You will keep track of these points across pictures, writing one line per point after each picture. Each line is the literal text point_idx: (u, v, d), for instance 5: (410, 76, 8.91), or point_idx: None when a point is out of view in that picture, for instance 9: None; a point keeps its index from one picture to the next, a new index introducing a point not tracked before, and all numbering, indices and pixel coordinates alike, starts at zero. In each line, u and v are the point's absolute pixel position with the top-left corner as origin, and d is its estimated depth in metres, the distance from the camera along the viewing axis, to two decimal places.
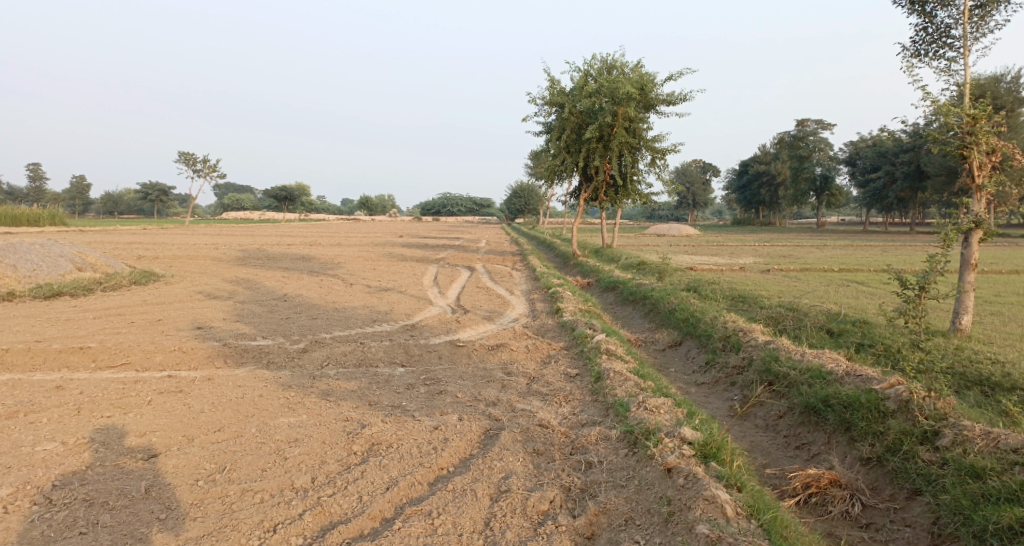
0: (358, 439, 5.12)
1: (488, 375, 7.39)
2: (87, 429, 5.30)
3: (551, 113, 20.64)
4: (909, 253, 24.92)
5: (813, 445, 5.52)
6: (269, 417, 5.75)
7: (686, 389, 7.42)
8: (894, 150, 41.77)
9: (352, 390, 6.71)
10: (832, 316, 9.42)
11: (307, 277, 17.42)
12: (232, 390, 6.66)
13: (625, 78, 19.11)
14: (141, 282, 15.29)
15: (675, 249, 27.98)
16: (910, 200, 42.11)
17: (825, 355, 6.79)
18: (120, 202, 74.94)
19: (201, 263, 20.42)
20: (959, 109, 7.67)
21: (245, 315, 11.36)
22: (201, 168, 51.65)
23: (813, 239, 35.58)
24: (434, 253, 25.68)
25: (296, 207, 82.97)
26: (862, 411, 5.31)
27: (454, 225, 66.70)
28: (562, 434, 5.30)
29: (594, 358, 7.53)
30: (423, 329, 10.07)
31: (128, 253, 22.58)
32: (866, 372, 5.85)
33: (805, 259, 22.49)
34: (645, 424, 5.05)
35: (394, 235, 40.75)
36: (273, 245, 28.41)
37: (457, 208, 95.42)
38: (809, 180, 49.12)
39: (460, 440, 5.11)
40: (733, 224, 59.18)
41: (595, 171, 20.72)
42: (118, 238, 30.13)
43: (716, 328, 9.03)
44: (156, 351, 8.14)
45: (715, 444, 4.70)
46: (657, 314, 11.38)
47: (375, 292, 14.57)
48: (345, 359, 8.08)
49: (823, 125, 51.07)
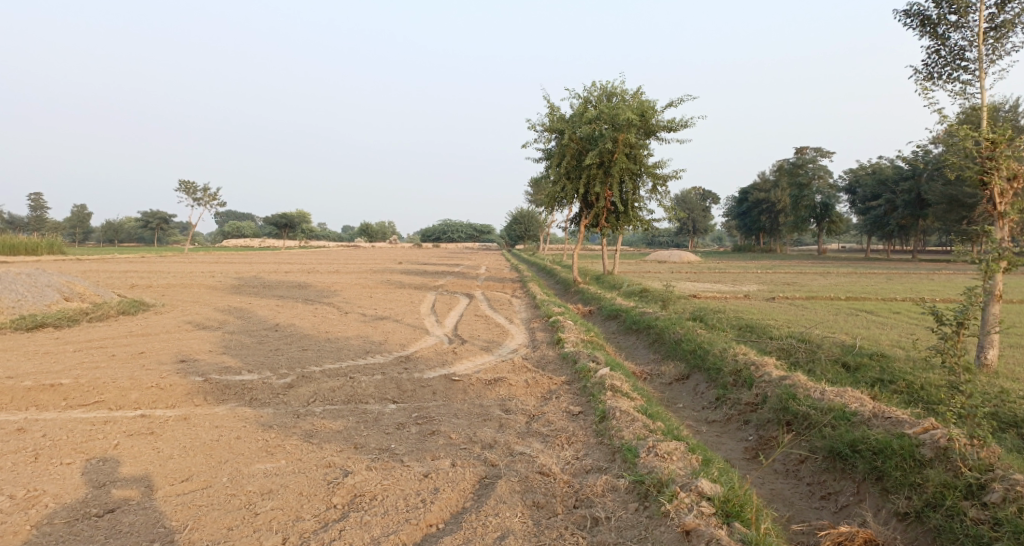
0: (340, 490, 4.64)
1: (484, 413, 6.90)
2: (42, 478, 4.83)
3: (551, 139, 20.40)
4: (914, 281, 24.48)
5: (841, 495, 5.06)
6: (244, 463, 5.27)
7: (696, 428, 6.96)
8: (893, 177, 41.66)
9: (337, 430, 6.23)
10: (847, 348, 9.00)
11: (301, 305, 16.95)
12: (207, 432, 6.19)
13: (625, 105, 18.90)
14: (129, 312, 14.83)
15: (677, 276, 27.51)
16: (912, 228, 41.83)
17: (846, 392, 6.36)
18: (120, 230, 74.76)
19: (194, 292, 19.96)
20: (977, 132, 7.31)
21: (232, 347, 10.86)
22: (201, 195, 51.47)
23: (816, 266, 35.26)
24: (432, 280, 25.23)
25: (296, 233, 82.82)
26: (896, 458, 4.87)
27: (454, 252, 66.39)
28: (564, 483, 4.81)
29: (598, 394, 7.05)
30: (417, 361, 9.58)
31: (120, 281, 22.15)
32: (895, 414, 5.43)
33: (809, 286, 22.09)
34: (658, 473, 4.56)
35: (393, 262, 40.40)
36: (270, 273, 28.02)
37: (458, 236, 95.13)
38: (809, 207, 48.90)
39: (452, 491, 4.63)
40: (734, 251, 58.90)
41: (596, 198, 20.40)
42: (113, 266, 29.70)
43: (726, 361, 8.58)
44: (133, 388, 7.67)
45: (739, 501, 4.23)
46: (662, 344, 10.91)
47: (370, 321, 14.09)
48: (333, 395, 7.59)
49: (822, 153, 51.11)
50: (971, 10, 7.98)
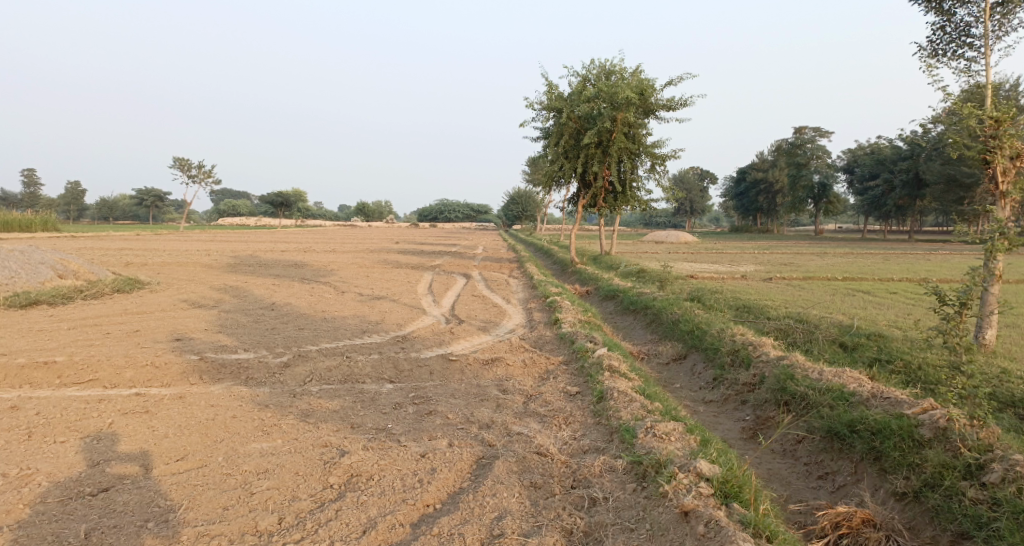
0: (336, 470, 4.61)
1: (481, 394, 6.87)
2: (35, 457, 4.80)
3: (549, 118, 20.20)
4: (911, 262, 24.48)
5: (838, 475, 5.06)
6: (239, 442, 5.24)
7: (693, 408, 6.95)
8: (892, 157, 41.48)
9: (334, 410, 6.20)
10: (845, 329, 8.98)
11: (298, 284, 16.87)
12: (202, 411, 6.15)
13: (624, 83, 18.69)
14: (124, 290, 14.74)
15: (674, 256, 27.45)
16: (909, 208, 41.79)
17: (844, 373, 6.34)
18: (116, 207, 74.30)
19: (190, 270, 19.85)
20: (981, 111, 7.20)
21: (228, 326, 10.80)
22: (196, 173, 51.07)
23: (813, 246, 35.23)
24: (429, 260, 25.13)
25: (292, 212, 82.42)
26: (894, 438, 4.85)
27: (451, 231, 66.20)
28: (562, 463, 4.78)
29: (596, 375, 7.02)
30: (414, 341, 9.54)
31: (115, 260, 22.00)
32: (894, 394, 5.41)
33: (806, 267, 22.07)
34: (655, 454, 4.54)
35: (390, 242, 40.26)
36: (266, 252, 27.87)
37: (455, 216, 94.83)
38: (807, 188, 48.78)
39: (449, 472, 4.61)
40: (731, 231, 58.85)
41: (594, 177, 20.26)
42: (108, 244, 29.52)
43: (723, 341, 8.55)
44: (128, 366, 7.61)
45: (737, 481, 4.22)
46: (660, 325, 10.88)
47: (367, 301, 14.03)
48: (330, 374, 7.55)
49: (821, 133, 50.84)
50: None
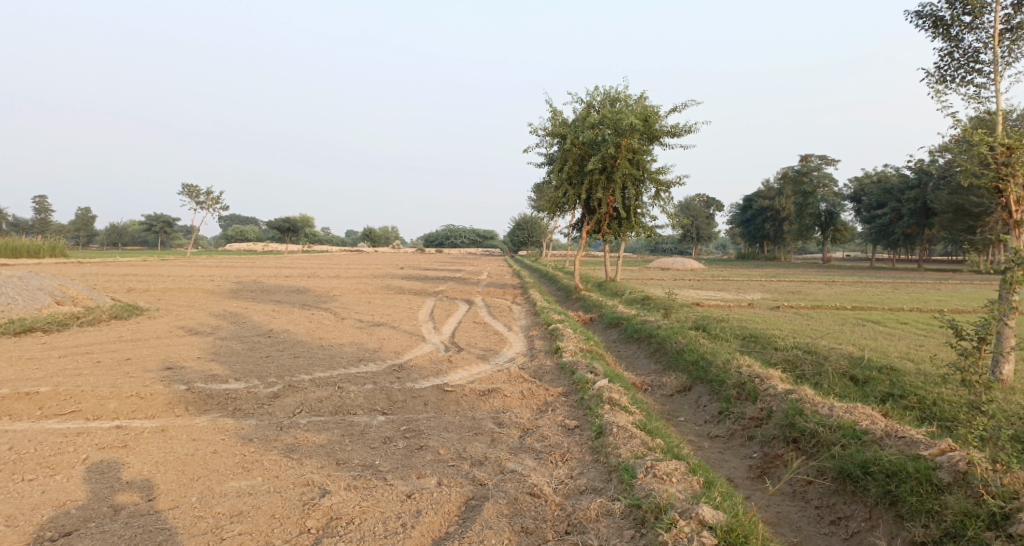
0: (315, 512, 4.37)
1: (476, 426, 6.59)
2: (0, 499, 4.60)
3: (553, 145, 20.13)
4: (921, 291, 24.08)
5: (851, 521, 4.76)
6: (216, 481, 5.01)
7: (697, 444, 6.66)
8: (899, 186, 41.21)
9: (320, 444, 5.94)
10: (855, 360, 8.67)
11: (298, 311, 16.67)
12: (183, 445, 5.92)
13: (628, 110, 18.62)
14: (122, 317, 14.57)
15: (680, 283, 27.15)
16: (917, 237, 41.40)
17: (856, 408, 6.05)
18: (124, 233, 74.74)
19: (190, 296, 19.70)
20: (993, 137, 6.99)
21: (222, 354, 10.57)
22: (204, 199, 51.37)
23: (821, 275, 34.83)
24: (432, 286, 24.91)
25: (299, 237, 82.77)
26: (911, 481, 4.55)
27: (457, 257, 66.10)
28: (556, 505, 4.49)
29: (596, 407, 6.73)
30: (411, 370, 9.27)
31: (117, 285, 21.93)
32: (909, 433, 5.11)
33: (815, 295, 21.71)
34: (655, 497, 4.25)
35: (394, 267, 40.17)
36: (270, 278, 27.78)
37: (461, 242, 94.93)
38: (814, 216, 48.52)
39: (435, 514, 4.35)
40: (738, 259, 58.52)
41: (598, 204, 20.10)
42: (113, 270, 29.50)
43: (729, 373, 8.25)
44: (112, 396, 7.39)
45: (743, 531, 3.94)
46: (664, 354, 10.59)
47: (366, 328, 13.80)
48: (320, 405, 7.28)
49: (827, 161, 50.74)
50: (986, 11, 7.68)
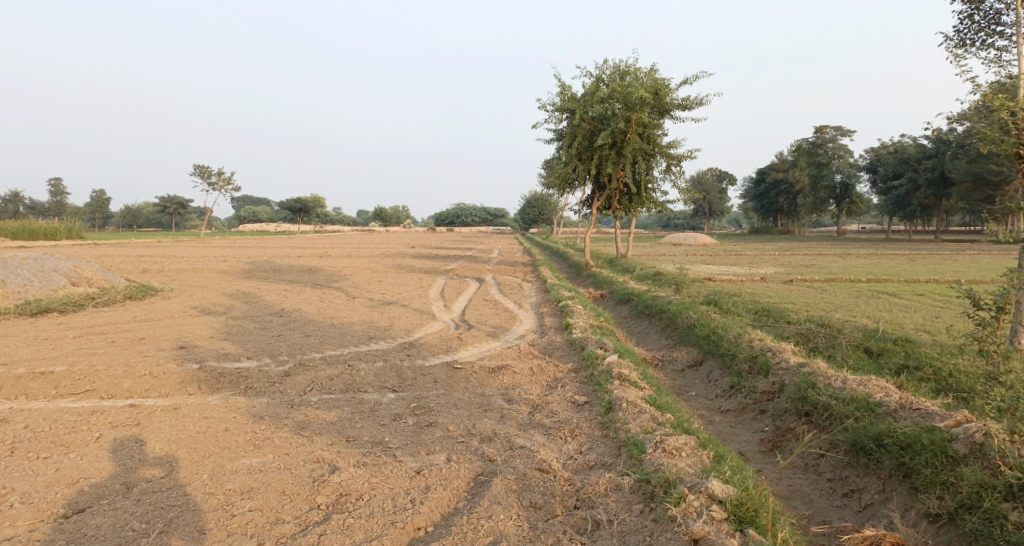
0: (325, 489, 4.40)
1: (486, 403, 6.58)
2: (16, 477, 4.68)
3: (562, 120, 19.90)
4: (937, 263, 23.73)
5: (864, 493, 4.71)
6: (227, 458, 5.05)
7: (708, 418, 6.62)
8: (916, 156, 40.43)
9: (330, 422, 5.96)
10: (870, 333, 8.56)
11: (309, 290, 16.72)
12: (195, 423, 5.97)
13: (638, 83, 18.32)
14: (136, 297, 14.69)
15: (692, 259, 26.96)
16: (934, 208, 40.74)
17: (869, 381, 5.96)
18: (138, 215, 75.31)
19: (204, 276, 19.82)
20: (1014, 102, 6.77)
21: (234, 333, 10.63)
22: (215, 181, 51.51)
23: (836, 247, 34.43)
24: (443, 264, 24.89)
25: (311, 217, 82.97)
26: (926, 454, 4.49)
27: (468, 235, 66.04)
28: (565, 480, 4.48)
29: (606, 383, 6.69)
30: (421, 347, 9.27)
31: (132, 266, 22.10)
32: (925, 405, 5.03)
33: (829, 268, 21.46)
34: (665, 471, 4.22)
35: (405, 246, 40.21)
36: (282, 257, 27.90)
37: (472, 220, 94.75)
38: (828, 188, 47.85)
39: (444, 490, 4.36)
40: (751, 233, 57.98)
41: (608, 179, 19.90)
42: (128, 251, 29.75)
43: (741, 347, 8.19)
44: (126, 376, 7.46)
45: (753, 505, 3.90)
46: (675, 330, 10.53)
47: (377, 306, 13.82)
48: (331, 384, 7.31)
49: (842, 132, 49.87)
50: None
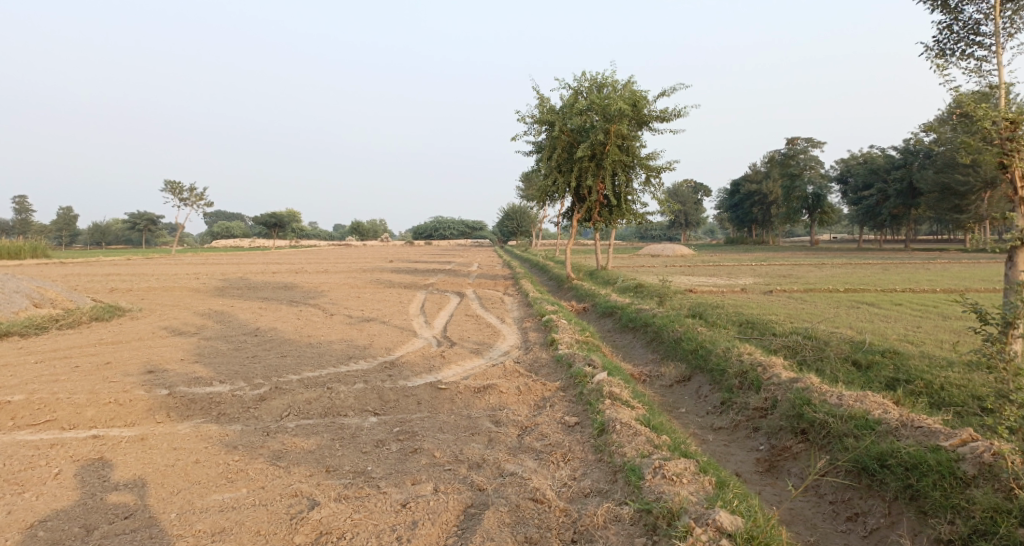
0: (303, 528, 4.12)
1: (472, 426, 6.31)
2: None
3: (541, 132, 19.78)
4: (911, 271, 24.04)
5: (869, 516, 4.57)
6: (197, 495, 4.73)
7: (701, 437, 6.44)
8: (885, 166, 41.13)
9: (309, 450, 5.65)
10: (857, 345, 8.49)
11: (285, 307, 16.28)
12: (163, 455, 5.62)
13: (616, 96, 18.31)
14: (102, 318, 14.14)
15: (671, 270, 26.98)
16: (904, 217, 41.49)
17: (866, 396, 5.82)
18: (108, 232, 73.65)
19: (175, 295, 19.24)
20: (998, 111, 6.73)
21: (207, 354, 10.22)
22: (187, 196, 50.50)
23: (811, 257, 34.78)
24: (422, 278, 24.55)
25: (286, 232, 81.96)
26: (933, 475, 4.37)
27: (446, 248, 65.68)
28: (560, 511, 4.23)
29: (596, 403, 6.47)
30: (402, 367, 8.97)
31: (99, 285, 21.41)
32: (926, 423, 4.91)
33: (806, 278, 21.58)
34: (666, 501, 4.01)
35: (383, 260, 39.75)
36: (256, 274, 27.29)
37: (449, 233, 94.36)
38: (801, 198, 48.55)
39: (432, 526, 4.10)
40: (727, 243, 58.54)
41: (588, 191, 19.80)
42: (96, 270, 28.87)
43: (730, 361, 8.03)
44: (89, 404, 7.05)
45: (764, 538, 3.70)
46: (661, 344, 10.36)
47: (355, 324, 13.46)
48: (309, 408, 6.98)
49: (814, 143, 50.72)
50: None
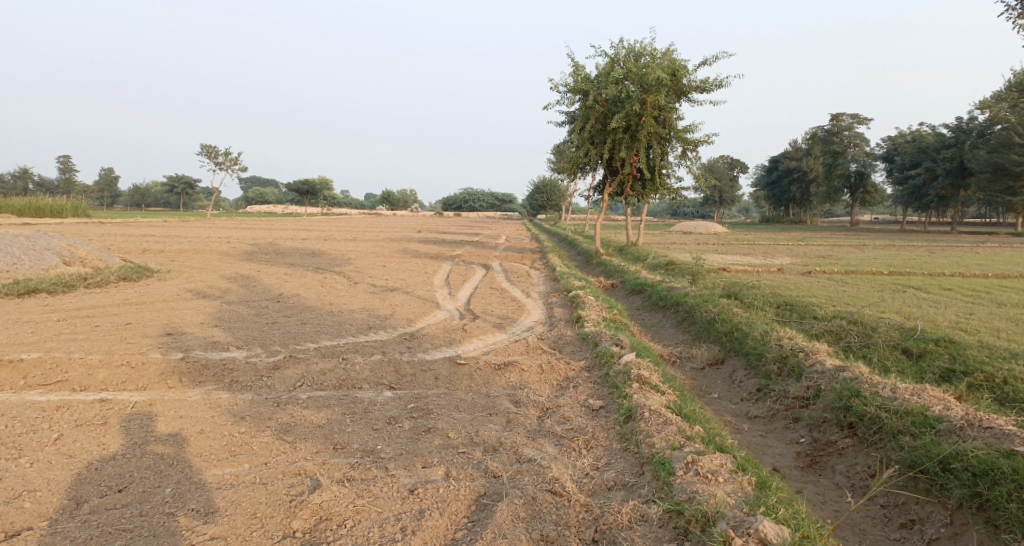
0: (302, 512, 3.89)
1: (490, 405, 5.96)
2: None
3: (574, 101, 19.08)
4: (958, 255, 22.87)
5: (928, 525, 4.15)
6: (196, 469, 4.50)
7: (736, 427, 5.98)
8: (935, 145, 39.16)
9: (318, 424, 5.37)
10: (907, 332, 7.88)
11: (311, 274, 16.11)
12: (169, 422, 5.40)
13: (655, 64, 17.49)
14: (130, 278, 14.12)
15: (704, 248, 26.16)
16: (951, 198, 39.66)
17: (923, 389, 5.32)
18: (147, 194, 75.15)
19: (204, 258, 19.25)
20: None
21: (227, 319, 10.04)
22: (223, 160, 50.88)
23: (850, 238, 33.45)
24: (449, 249, 24.21)
25: (318, 199, 82.48)
26: (1007, 484, 3.97)
27: (476, 220, 65.34)
28: (581, 507, 3.86)
29: (622, 386, 6.06)
30: (422, 339, 8.64)
31: (132, 245, 21.57)
32: (997, 423, 4.47)
33: (847, 260, 20.67)
34: (701, 503, 3.62)
35: (412, 230, 39.57)
36: (285, 239, 27.28)
37: (480, 205, 93.86)
38: (843, 176, 46.81)
39: (440, 517, 3.79)
40: (763, 222, 57.02)
41: (621, 164, 19.11)
42: (131, 231, 29.20)
43: (768, 346, 7.51)
44: (102, 365, 6.88)
45: None
46: (692, 324, 9.86)
47: (379, 293, 13.19)
48: (322, 379, 6.70)
49: (859, 119, 48.71)
50: None
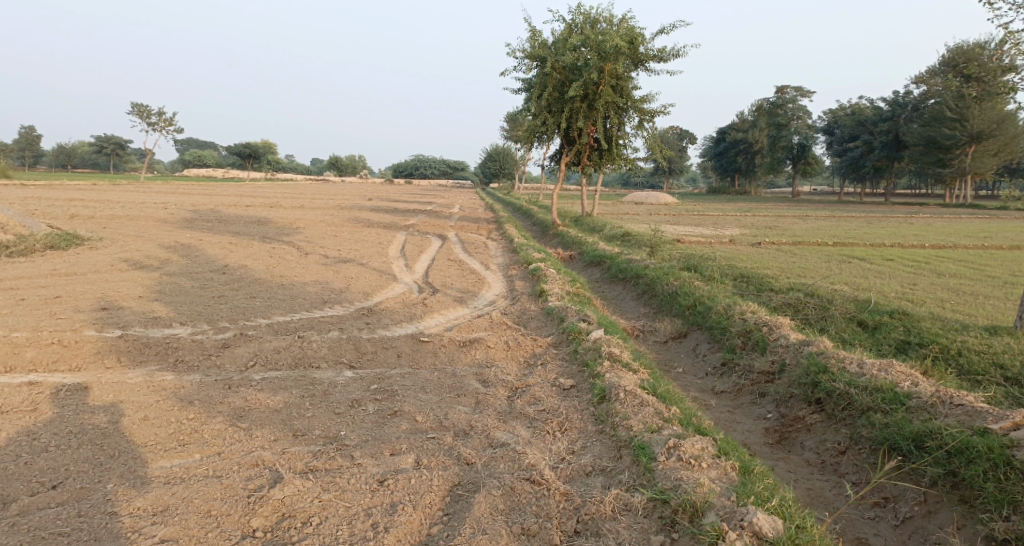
0: (262, 509, 3.61)
1: (457, 385, 5.74)
2: None
3: (531, 68, 18.61)
4: (895, 225, 23.69)
5: (902, 503, 4.20)
6: (141, 461, 4.13)
7: (704, 403, 5.93)
8: (872, 118, 40.30)
9: (275, 409, 5.04)
10: (861, 303, 8.00)
11: (258, 244, 15.41)
12: (107, 407, 4.97)
13: (613, 31, 17.16)
14: (58, 247, 13.16)
15: (657, 218, 26.35)
16: (886, 170, 41.07)
17: (889, 365, 5.37)
18: (73, 155, 70.89)
19: (140, 225, 18.18)
20: None
21: (169, 292, 9.44)
22: (155, 120, 48.11)
23: (794, 209, 34.35)
24: (402, 218, 23.60)
25: (262, 164, 79.58)
26: (982, 463, 4.03)
27: (426, 188, 64.25)
28: (561, 496, 3.71)
29: (592, 364, 5.91)
30: (381, 315, 8.30)
31: (60, 210, 20.19)
32: (968, 401, 4.55)
33: (793, 231, 21.10)
34: (688, 492, 3.53)
35: (361, 197, 38.45)
36: (228, 206, 26.10)
37: (431, 172, 92.35)
38: (786, 148, 47.89)
39: (414, 511, 3.58)
40: (710, 193, 57.98)
41: (578, 133, 18.86)
42: (57, 194, 27.42)
43: (732, 320, 7.49)
44: (29, 344, 6.31)
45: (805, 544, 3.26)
46: (654, 297, 9.81)
47: (331, 264, 12.69)
48: (277, 357, 6.34)
49: (803, 92, 49.69)
50: None
